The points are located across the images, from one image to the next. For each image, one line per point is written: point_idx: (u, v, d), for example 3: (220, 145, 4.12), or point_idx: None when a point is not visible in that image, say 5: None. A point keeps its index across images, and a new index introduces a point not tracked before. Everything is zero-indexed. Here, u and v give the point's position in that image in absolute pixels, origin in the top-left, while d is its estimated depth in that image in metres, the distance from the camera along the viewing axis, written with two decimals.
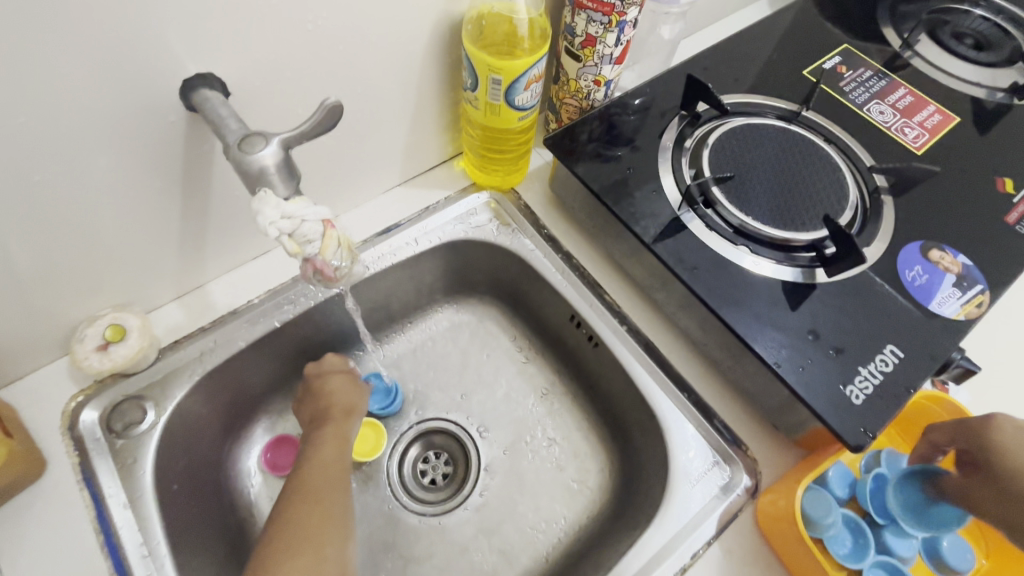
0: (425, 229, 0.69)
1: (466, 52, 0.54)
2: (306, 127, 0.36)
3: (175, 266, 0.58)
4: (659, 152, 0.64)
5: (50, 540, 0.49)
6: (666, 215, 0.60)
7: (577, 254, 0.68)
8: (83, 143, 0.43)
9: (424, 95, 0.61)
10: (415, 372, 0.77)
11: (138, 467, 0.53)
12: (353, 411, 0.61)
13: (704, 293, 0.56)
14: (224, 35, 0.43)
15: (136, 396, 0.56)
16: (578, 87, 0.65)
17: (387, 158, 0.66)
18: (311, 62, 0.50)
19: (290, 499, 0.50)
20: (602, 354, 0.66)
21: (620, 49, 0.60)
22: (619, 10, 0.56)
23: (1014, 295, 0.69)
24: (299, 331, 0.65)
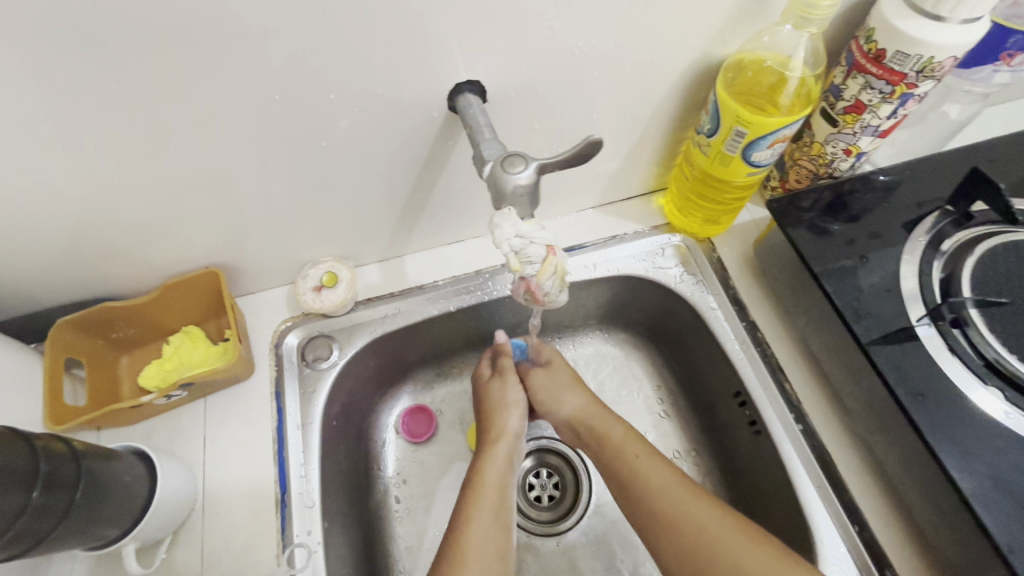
0: (607, 257, 0.69)
1: (715, 97, 0.51)
2: (566, 156, 0.37)
3: (388, 235, 0.65)
4: (906, 247, 0.55)
5: (240, 432, 0.59)
6: (898, 321, 0.51)
7: (763, 328, 0.62)
8: (364, 120, 0.50)
9: (652, 129, 0.60)
10: None
11: (315, 397, 0.61)
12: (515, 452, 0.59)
13: (925, 426, 0.47)
14: (502, 49, 0.47)
15: (328, 335, 0.64)
16: (822, 151, 0.58)
17: (594, 181, 0.66)
18: (563, 83, 0.51)
19: (446, 553, 0.49)
20: (762, 445, 0.59)
21: (892, 121, 0.53)
22: (909, 81, 0.48)
23: None
24: (465, 320, 0.69)
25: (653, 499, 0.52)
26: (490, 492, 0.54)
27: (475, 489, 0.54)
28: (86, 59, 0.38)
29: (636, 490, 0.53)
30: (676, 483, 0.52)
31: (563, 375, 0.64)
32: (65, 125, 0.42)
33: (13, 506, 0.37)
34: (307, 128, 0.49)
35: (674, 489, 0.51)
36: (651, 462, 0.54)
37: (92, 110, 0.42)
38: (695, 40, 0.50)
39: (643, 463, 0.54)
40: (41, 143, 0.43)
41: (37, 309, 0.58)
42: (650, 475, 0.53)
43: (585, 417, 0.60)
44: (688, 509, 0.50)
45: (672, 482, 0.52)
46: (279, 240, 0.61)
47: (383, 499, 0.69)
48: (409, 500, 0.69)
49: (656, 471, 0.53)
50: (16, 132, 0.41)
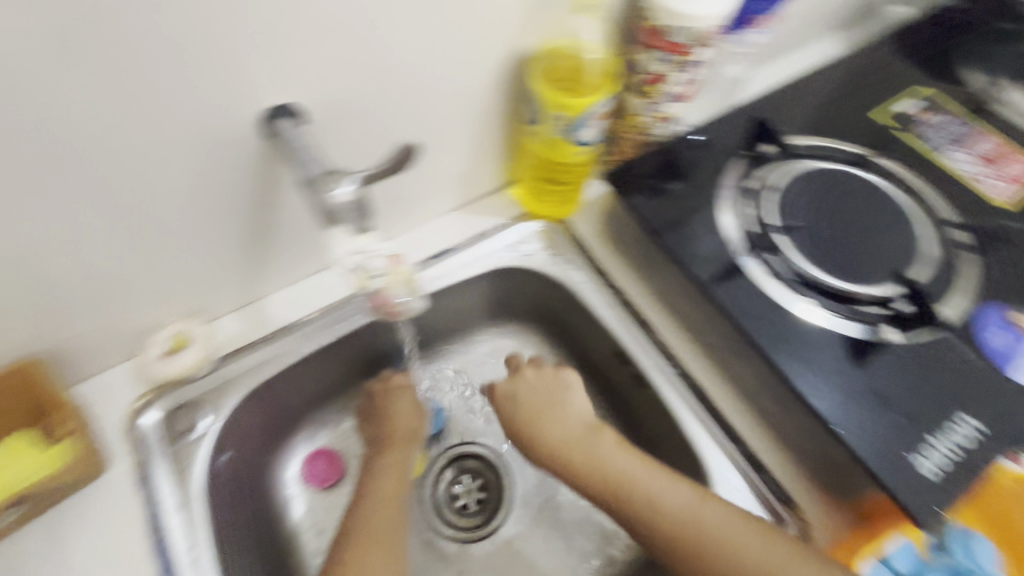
0: (476, 254, 0.70)
1: (533, 89, 0.54)
2: (382, 166, 0.37)
3: (238, 279, 0.60)
4: (722, 192, 0.62)
5: (105, 536, 0.52)
6: (726, 258, 0.58)
7: (628, 289, 0.67)
8: (170, 164, 0.46)
9: (486, 126, 0.62)
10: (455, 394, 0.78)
11: (190, 474, 0.55)
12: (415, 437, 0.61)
13: (762, 341, 0.54)
14: (306, 68, 0.46)
15: (192, 403, 0.58)
16: (638, 122, 0.64)
17: (444, 184, 0.67)
18: (382, 94, 0.51)
19: (350, 536, 0.51)
20: (648, 395, 0.64)
21: (685, 86, 0.60)
22: (687, 50, 0.55)
23: None
24: (348, 348, 0.67)
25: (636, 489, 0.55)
26: (392, 478, 0.56)
27: (373, 485, 0.55)
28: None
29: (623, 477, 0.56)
30: (694, 496, 0.54)
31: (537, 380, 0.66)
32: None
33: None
34: (103, 182, 0.44)
35: (671, 489, 0.54)
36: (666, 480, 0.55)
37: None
38: (497, 37, 0.53)
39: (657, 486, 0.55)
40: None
41: None
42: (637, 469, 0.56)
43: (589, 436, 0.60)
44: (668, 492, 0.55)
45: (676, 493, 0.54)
46: (106, 311, 0.54)
47: (299, 557, 0.64)
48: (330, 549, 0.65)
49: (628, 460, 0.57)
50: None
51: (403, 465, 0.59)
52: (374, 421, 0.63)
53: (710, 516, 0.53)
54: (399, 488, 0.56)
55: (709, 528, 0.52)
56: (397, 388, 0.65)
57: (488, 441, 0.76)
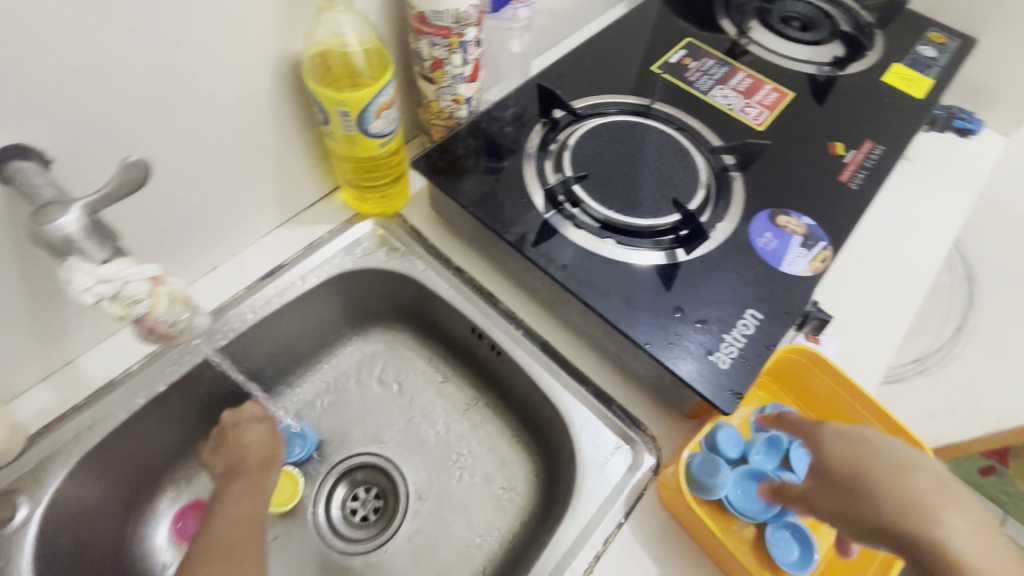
0: (312, 265, 0.69)
1: (311, 90, 0.54)
2: (107, 189, 0.36)
3: (35, 346, 0.55)
4: (525, 161, 0.66)
5: None
6: (536, 220, 0.62)
7: (468, 267, 0.70)
8: None
9: (284, 135, 0.61)
10: (331, 411, 0.76)
11: (17, 565, 0.50)
12: (269, 460, 0.61)
13: (577, 287, 0.58)
14: (34, 102, 0.42)
15: (7, 491, 0.52)
16: (440, 108, 0.67)
17: (260, 202, 0.65)
18: (143, 118, 0.49)
19: (195, 559, 0.48)
20: (506, 362, 0.67)
21: (470, 67, 0.63)
22: (456, 32, 0.58)
23: (875, 221, 0.73)
24: (190, 391, 0.63)
25: (856, 466, 0.46)
26: (246, 499, 0.55)
27: (222, 506, 0.53)
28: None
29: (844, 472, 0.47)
30: (931, 480, 0.42)
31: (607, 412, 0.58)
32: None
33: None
34: None
35: (933, 481, 0.42)
36: (889, 443, 0.47)
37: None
38: (259, 43, 0.52)
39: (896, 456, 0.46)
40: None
41: None
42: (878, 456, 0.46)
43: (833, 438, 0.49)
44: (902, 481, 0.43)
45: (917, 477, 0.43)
46: None
47: None
48: None
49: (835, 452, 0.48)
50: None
51: (257, 484, 0.57)
52: (223, 452, 0.61)
53: (939, 489, 0.42)
54: (250, 506, 0.54)
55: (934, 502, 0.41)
56: (244, 418, 0.63)
57: (374, 448, 0.75)
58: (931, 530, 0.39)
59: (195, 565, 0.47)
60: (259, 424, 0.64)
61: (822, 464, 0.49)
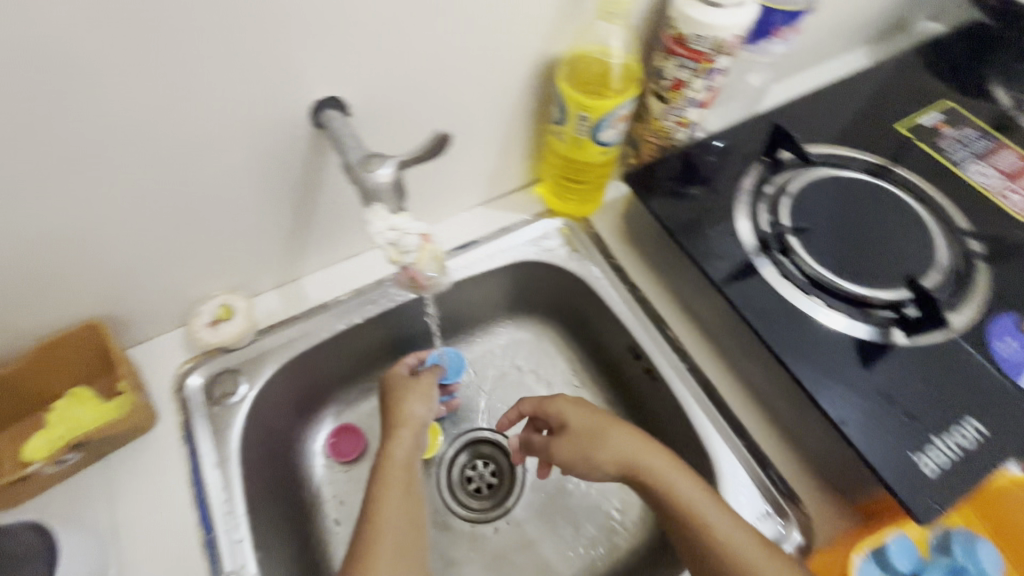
0: (499, 247, 0.74)
1: (559, 90, 0.58)
2: (420, 152, 0.40)
3: (281, 259, 0.65)
4: (739, 195, 0.64)
5: (150, 486, 0.56)
6: (740, 258, 0.60)
7: (643, 286, 0.70)
8: (229, 148, 0.51)
9: (514, 124, 0.66)
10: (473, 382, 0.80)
11: (229, 432, 0.60)
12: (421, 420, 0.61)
13: (770, 340, 0.56)
14: (356, 65, 0.50)
15: (233, 370, 0.63)
16: (661, 127, 0.67)
17: (474, 180, 0.71)
18: (422, 90, 0.55)
19: (363, 527, 0.51)
20: (660, 390, 0.66)
21: (707, 93, 0.62)
22: (709, 57, 0.58)
23: None
24: (374, 329, 0.71)
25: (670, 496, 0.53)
26: (398, 468, 0.55)
27: (383, 470, 0.55)
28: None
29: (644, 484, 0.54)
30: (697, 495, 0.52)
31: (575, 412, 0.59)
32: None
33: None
34: (168, 162, 0.49)
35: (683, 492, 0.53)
36: (687, 484, 0.53)
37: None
38: (531, 41, 0.57)
39: (680, 487, 0.53)
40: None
41: None
42: (662, 479, 0.54)
43: (602, 438, 0.57)
44: (680, 497, 0.52)
45: (693, 497, 0.52)
46: (163, 281, 0.59)
47: (320, 524, 0.68)
48: (349, 520, 0.69)
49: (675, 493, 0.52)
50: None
51: (411, 448, 0.58)
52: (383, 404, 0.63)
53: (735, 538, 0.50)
54: (411, 477, 0.56)
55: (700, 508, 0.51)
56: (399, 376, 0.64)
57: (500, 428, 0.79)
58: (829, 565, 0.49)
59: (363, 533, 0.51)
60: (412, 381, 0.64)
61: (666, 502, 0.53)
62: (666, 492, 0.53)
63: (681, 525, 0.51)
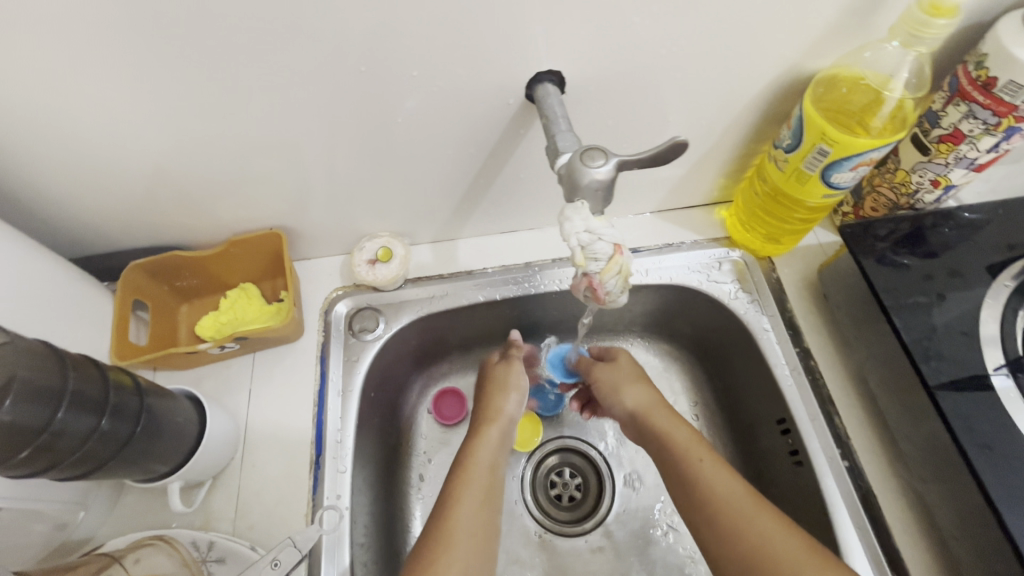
0: (660, 263, 0.67)
1: (801, 111, 0.49)
2: (646, 156, 0.36)
3: (446, 217, 0.65)
4: (988, 290, 0.52)
5: (284, 390, 0.61)
6: (973, 368, 0.48)
7: (816, 356, 0.60)
8: (439, 100, 0.50)
9: (726, 139, 0.58)
10: None
11: (358, 366, 0.63)
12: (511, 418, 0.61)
13: (990, 482, 0.44)
14: (588, 41, 0.46)
15: (375, 308, 0.65)
16: (907, 180, 0.55)
17: (657, 186, 0.65)
18: (645, 81, 0.50)
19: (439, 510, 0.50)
20: (802, 477, 0.57)
21: (990, 155, 0.49)
22: (1019, 114, 0.45)
23: None
24: (509, 310, 0.69)
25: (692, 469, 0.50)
26: (480, 463, 0.54)
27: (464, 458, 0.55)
28: (180, 13, 0.40)
29: (669, 460, 0.52)
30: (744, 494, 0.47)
31: (626, 369, 0.62)
32: (152, 70, 0.44)
33: (39, 421, 0.35)
34: (383, 104, 0.50)
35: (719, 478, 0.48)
36: (715, 470, 0.49)
37: (178, 63, 0.43)
38: (788, 51, 0.48)
39: (707, 469, 0.49)
40: (127, 88, 0.45)
41: (110, 249, 0.61)
42: (684, 455, 0.51)
43: (648, 412, 0.57)
44: (727, 490, 0.47)
45: (729, 488, 0.48)
46: (342, 209, 0.62)
47: (408, 474, 0.70)
48: (433, 480, 0.70)
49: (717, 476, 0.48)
50: (102, 72, 0.43)
51: (497, 445, 0.57)
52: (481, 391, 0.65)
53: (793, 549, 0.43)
54: (490, 465, 0.55)
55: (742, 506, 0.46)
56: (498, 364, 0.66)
57: (599, 444, 0.75)
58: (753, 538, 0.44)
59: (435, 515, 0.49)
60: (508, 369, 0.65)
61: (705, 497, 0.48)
62: (706, 478, 0.49)
63: (718, 518, 0.46)
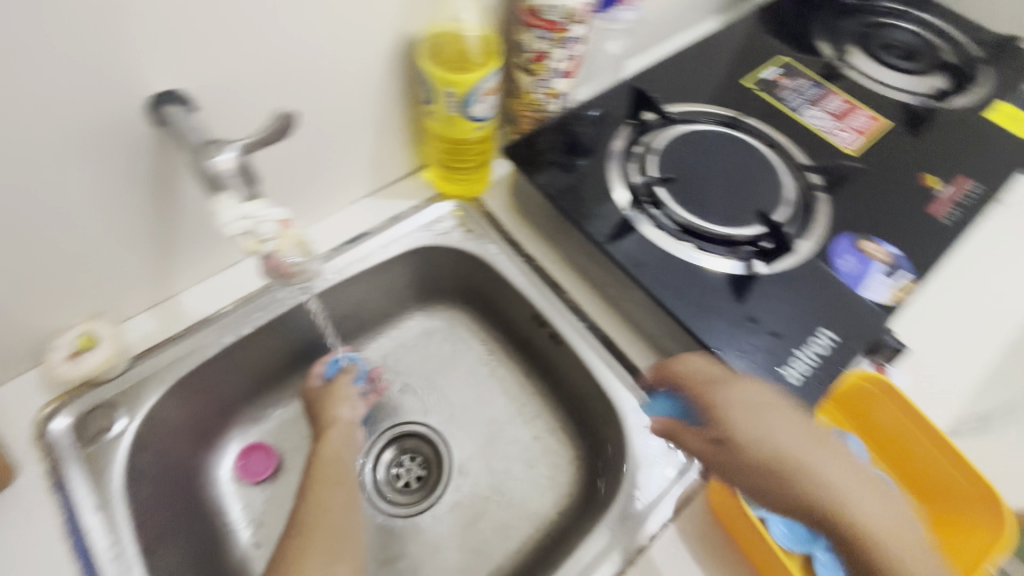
0: (392, 236, 0.72)
1: (423, 70, 0.58)
2: (258, 136, 0.39)
3: (148, 276, 0.60)
4: (607, 158, 0.67)
5: (15, 544, 0.50)
6: (617, 216, 0.63)
7: (537, 256, 0.72)
8: (54, 155, 0.46)
9: (387, 108, 0.64)
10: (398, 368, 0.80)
11: (109, 472, 0.54)
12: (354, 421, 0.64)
13: (650, 285, 0.59)
14: (191, 52, 0.47)
15: (107, 403, 0.57)
16: (532, 99, 0.69)
17: (355, 170, 0.69)
18: (275, 76, 0.53)
19: (295, 525, 0.50)
20: (565, 352, 0.69)
21: (569, 62, 0.65)
22: (563, 27, 0.60)
23: (960, 258, 0.71)
24: (270, 339, 0.68)
25: (779, 446, 0.45)
26: (329, 466, 0.56)
27: (316, 467, 0.56)
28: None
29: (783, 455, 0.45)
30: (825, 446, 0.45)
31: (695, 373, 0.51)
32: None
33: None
34: None
35: (783, 428, 0.46)
36: (792, 430, 0.46)
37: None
38: (384, 21, 0.56)
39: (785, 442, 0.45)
40: None
41: None
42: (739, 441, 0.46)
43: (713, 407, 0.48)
44: (815, 461, 0.44)
45: (801, 433, 0.46)
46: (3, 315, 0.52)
47: (235, 551, 0.64)
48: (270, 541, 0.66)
49: (765, 430, 0.46)
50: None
51: (343, 446, 0.60)
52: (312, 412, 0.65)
53: (855, 483, 0.44)
54: (341, 465, 0.57)
55: (805, 450, 0.45)
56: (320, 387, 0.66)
57: (423, 419, 0.78)
58: (802, 471, 0.44)
59: (291, 534, 0.49)
60: (338, 385, 0.66)
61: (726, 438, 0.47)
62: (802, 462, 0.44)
63: (796, 488, 0.43)
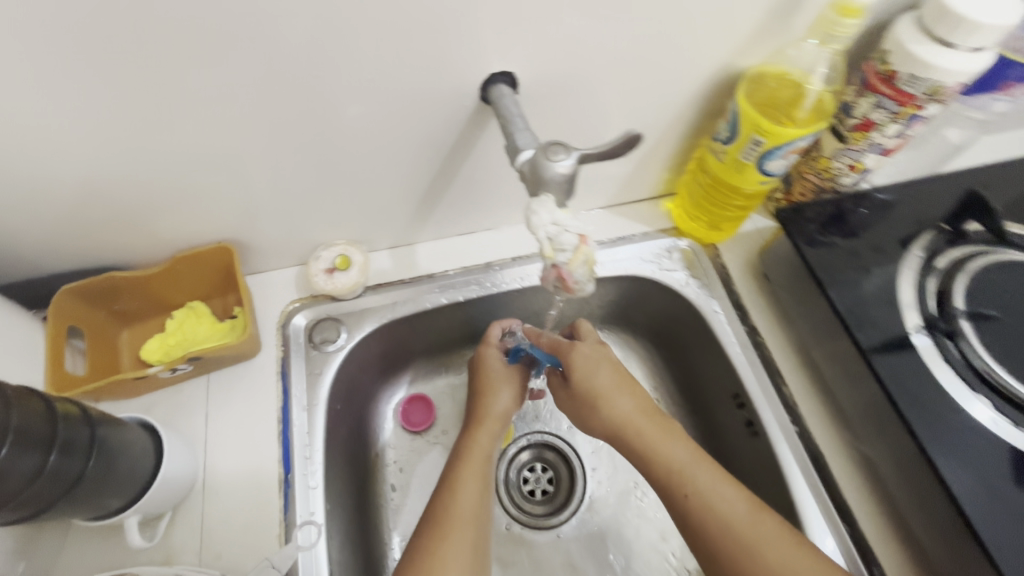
0: (615, 257, 0.70)
1: (736, 109, 0.53)
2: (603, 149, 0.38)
3: (404, 222, 0.65)
4: (904, 262, 0.58)
5: (242, 411, 0.58)
6: (896, 329, 0.55)
7: (762, 332, 0.65)
8: (394, 104, 0.50)
9: (671, 134, 0.62)
10: None
11: (322, 377, 0.61)
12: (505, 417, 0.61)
13: (919, 428, 0.50)
14: (540, 44, 0.48)
15: (335, 318, 0.64)
16: (829, 166, 0.60)
17: (608, 182, 0.68)
18: (593, 81, 0.52)
19: (432, 524, 0.49)
20: (759, 446, 0.61)
21: (897, 140, 0.56)
22: (917, 103, 0.51)
23: None
24: (471, 312, 0.70)
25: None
26: (476, 465, 0.55)
27: (463, 462, 0.55)
28: (105, 10, 0.37)
29: (662, 485, 0.51)
30: (748, 517, 0.46)
31: (592, 376, 0.56)
32: (76, 75, 0.40)
33: None
34: (330, 108, 0.49)
35: (723, 504, 0.47)
36: (716, 494, 0.48)
37: (105, 70, 0.41)
38: (719, 50, 0.52)
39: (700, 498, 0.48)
40: (56, 102, 0.42)
41: (38, 276, 0.57)
42: (676, 478, 0.49)
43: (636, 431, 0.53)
44: (726, 515, 0.47)
45: (746, 524, 0.46)
46: (294, 220, 0.60)
47: (379, 486, 0.68)
48: (406, 491, 0.68)
49: (721, 503, 0.47)
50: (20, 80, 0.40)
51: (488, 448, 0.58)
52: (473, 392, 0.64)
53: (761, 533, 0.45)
54: (479, 467, 0.55)
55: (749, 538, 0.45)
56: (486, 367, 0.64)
57: (570, 439, 0.76)
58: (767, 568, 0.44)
59: (424, 539, 0.48)
60: (498, 375, 0.64)
61: (681, 503, 0.49)
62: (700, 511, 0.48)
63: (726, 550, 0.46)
